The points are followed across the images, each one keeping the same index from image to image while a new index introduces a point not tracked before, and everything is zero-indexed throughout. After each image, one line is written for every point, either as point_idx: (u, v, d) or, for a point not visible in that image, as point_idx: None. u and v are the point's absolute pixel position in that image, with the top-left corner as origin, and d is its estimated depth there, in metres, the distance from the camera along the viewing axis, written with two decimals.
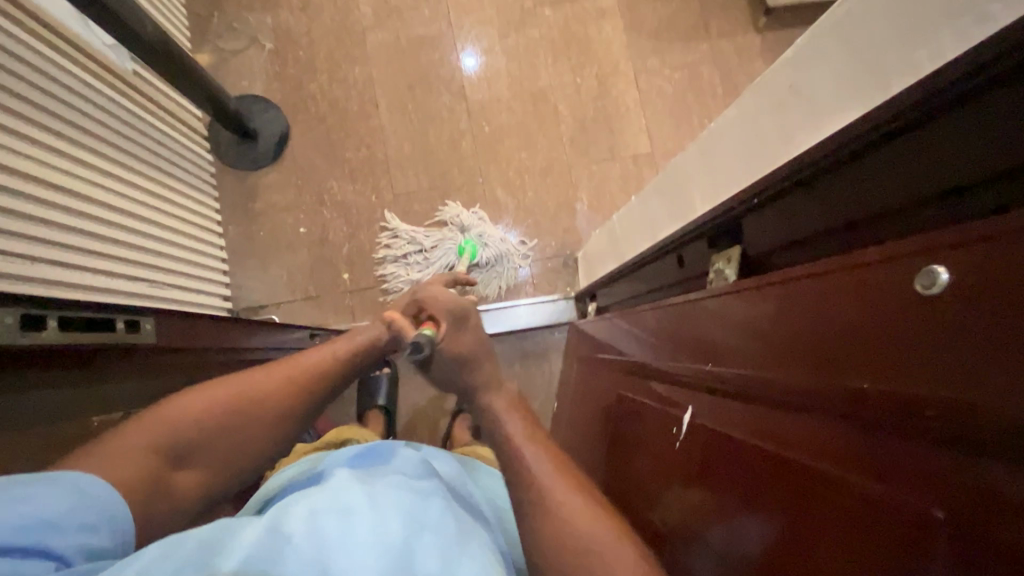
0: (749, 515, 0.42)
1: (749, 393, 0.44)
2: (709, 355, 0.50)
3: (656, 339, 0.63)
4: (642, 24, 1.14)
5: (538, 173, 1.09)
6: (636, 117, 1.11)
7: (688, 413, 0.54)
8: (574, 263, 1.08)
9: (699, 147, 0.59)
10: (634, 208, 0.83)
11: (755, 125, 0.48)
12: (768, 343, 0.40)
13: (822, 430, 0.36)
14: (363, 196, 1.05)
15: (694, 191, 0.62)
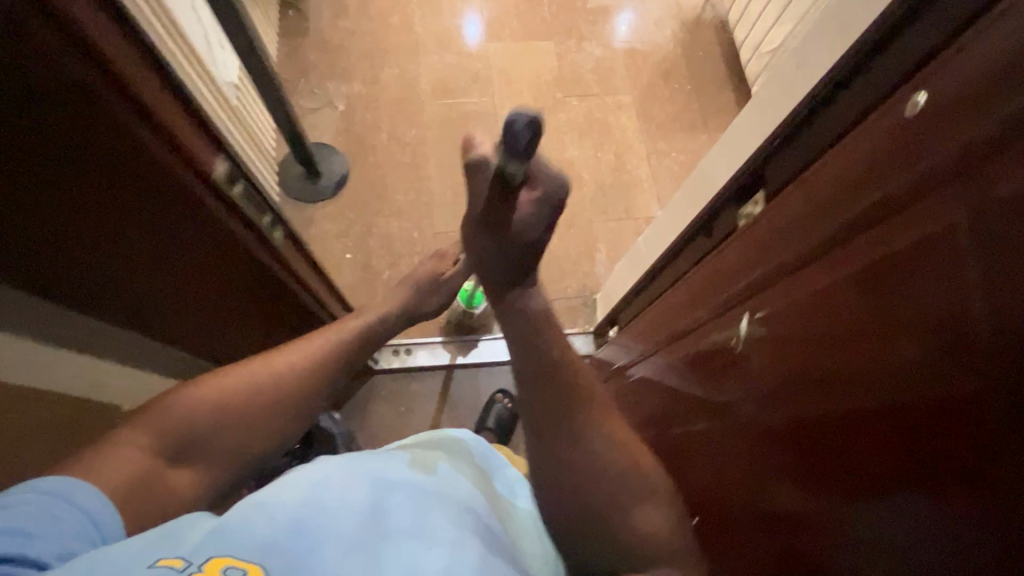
0: (801, 379, 0.43)
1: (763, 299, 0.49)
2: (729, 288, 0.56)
3: (680, 310, 0.67)
4: (653, 117, 1.40)
5: (563, 225, 1.27)
6: (648, 186, 1.32)
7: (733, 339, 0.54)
8: (591, 303, 1.22)
9: (698, 170, 0.68)
10: (637, 245, 0.93)
11: (751, 121, 0.56)
12: (788, 242, 0.47)
13: (828, 289, 0.41)
14: (407, 232, 1.23)
15: (690, 199, 0.70)
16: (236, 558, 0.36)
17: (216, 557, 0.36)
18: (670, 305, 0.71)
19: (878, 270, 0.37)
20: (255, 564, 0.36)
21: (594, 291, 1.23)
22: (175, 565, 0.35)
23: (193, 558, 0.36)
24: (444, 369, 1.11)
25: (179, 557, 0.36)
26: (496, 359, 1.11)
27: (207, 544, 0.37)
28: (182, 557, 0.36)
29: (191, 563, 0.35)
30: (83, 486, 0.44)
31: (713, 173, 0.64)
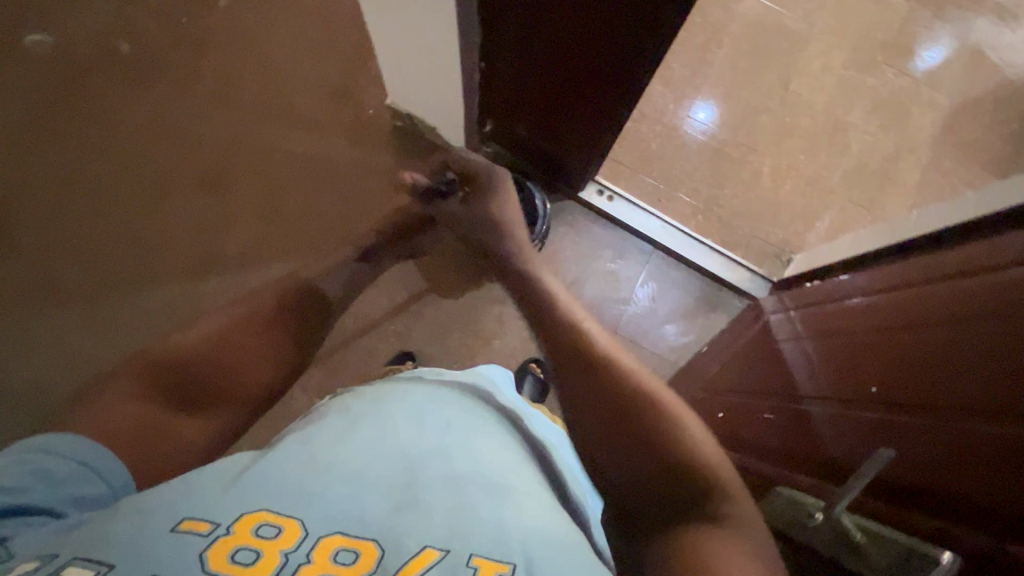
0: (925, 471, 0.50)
1: (946, 401, 0.50)
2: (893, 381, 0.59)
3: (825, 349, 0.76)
4: (957, 132, 1.24)
5: (803, 178, 1.21)
6: (908, 194, 1.20)
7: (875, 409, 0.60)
8: (786, 261, 1.16)
9: (902, 225, 0.87)
10: (832, 247, 1.06)
11: (948, 213, 0.75)
12: (958, 363, 0.51)
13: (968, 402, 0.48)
14: (663, 99, 1.24)
15: (878, 240, 0.89)
16: (268, 515, 0.40)
17: (246, 514, 0.39)
18: (809, 319, 0.88)
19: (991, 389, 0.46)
20: (292, 521, 0.39)
21: (794, 252, 1.16)
22: (199, 528, 0.38)
23: (218, 520, 0.39)
24: (628, 233, 1.16)
25: (204, 523, 0.38)
26: (675, 253, 1.15)
27: (229, 504, 0.40)
28: (208, 521, 0.38)
29: (217, 526, 0.38)
30: (75, 438, 0.48)
31: (912, 228, 0.82)
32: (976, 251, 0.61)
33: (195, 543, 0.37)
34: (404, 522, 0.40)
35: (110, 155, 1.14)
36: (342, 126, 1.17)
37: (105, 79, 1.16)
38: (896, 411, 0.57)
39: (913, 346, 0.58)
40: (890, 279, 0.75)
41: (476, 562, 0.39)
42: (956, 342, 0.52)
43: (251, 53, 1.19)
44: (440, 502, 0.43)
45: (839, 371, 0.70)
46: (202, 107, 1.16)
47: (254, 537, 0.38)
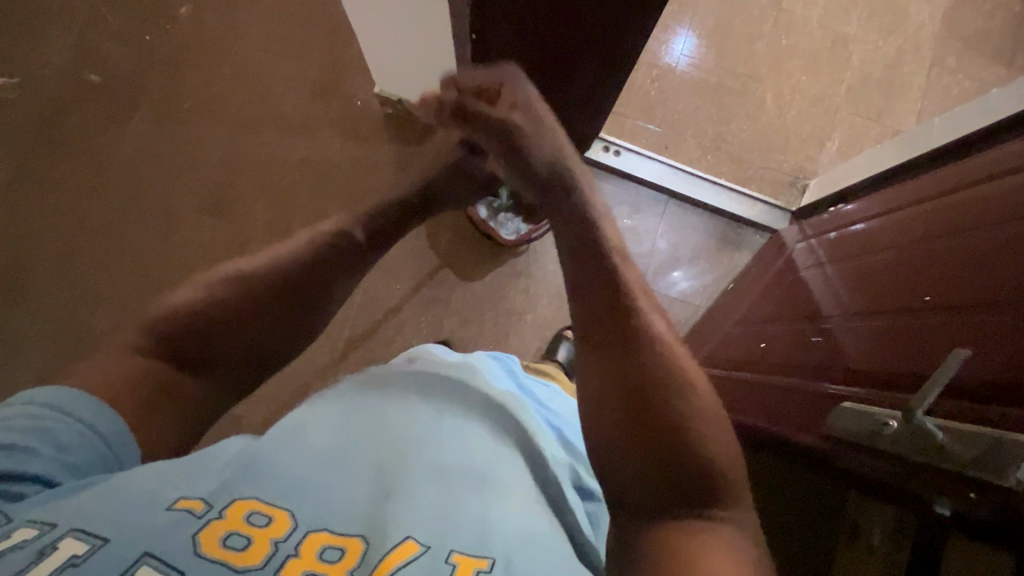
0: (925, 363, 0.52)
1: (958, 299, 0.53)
2: (902, 290, 0.62)
3: (847, 269, 0.77)
4: (958, 25, 1.20)
5: (808, 100, 1.18)
6: (915, 99, 1.17)
7: (882, 319, 0.62)
8: (801, 188, 1.15)
9: (905, 137, 0.90)
10: (835, 171, 1.07)
11: (959, 120, 0.79)
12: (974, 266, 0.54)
13: (980, 296, 0.51)
14: (655, 41, 1.20)
15: (887, 156, 0.91)
16: (258, 505, 0.43)
17: (237, 502, 0.43)
18: (827, 244, 0.89)
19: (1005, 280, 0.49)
20: (281, 513, 0.43)
21: (808, 177, 1.15)
22: (195, 508, 0.42)
23: (212, 504, 0.42)
24: (639, 185, 1.15)
25: (197, 502, 0.42)
26: (689, 197, 1.14)
27: (227, 491, 0.44)
28: (201, 501, 0.42)
29: (210, 509, 0.42)
30: (82, 396, 0.48)
31: (921, 139, 0.85)
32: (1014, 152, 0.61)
33: (189, 522, 0.41)
34: (397, 518, 0.44)
35: (104, 190, 1.10)
36: (334, 124, 1.13)
37: (81, 112, 1.11)
38: (919, 318, 0.57)
39: (950, 250, 0.58)
40: (922, 188, 0.74)
41: (455, 558, 0.43)
42: (976, 245, 0.55)
43: (228, 62, 1.14)
44: (427, 504, 0.47)
45: (851, 290, 0.72)
46: (189, 127, 1.13)
47: (245, 524, 0.41)
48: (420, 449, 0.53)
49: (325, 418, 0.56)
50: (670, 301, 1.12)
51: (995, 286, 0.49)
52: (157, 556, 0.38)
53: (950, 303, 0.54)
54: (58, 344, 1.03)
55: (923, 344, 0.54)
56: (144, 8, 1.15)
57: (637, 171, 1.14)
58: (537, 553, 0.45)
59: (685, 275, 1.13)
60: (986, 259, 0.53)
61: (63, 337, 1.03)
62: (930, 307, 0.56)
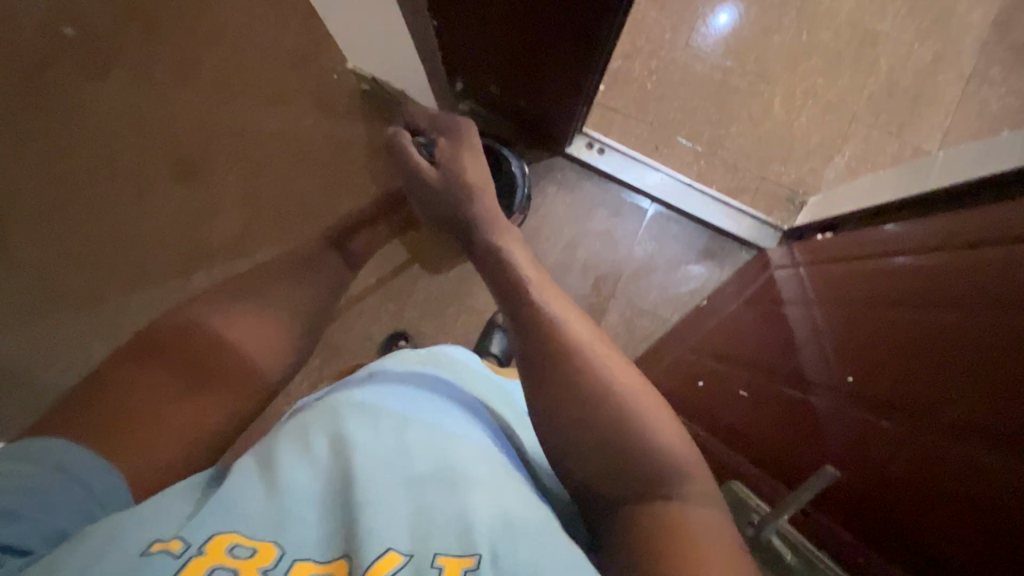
0: (909, 451, 0.45)
1: (930, 372, 0.45)
2: (868, 353, 0.55)
3: (813, 312, 0.71)
4: (1010, 32, 1.06)
5: (822, 106, 1.07)
6: (944, 114, 1.05)
7: (847, 385, 0.56)
8: (799, 203, 1.06)
9: (908, 169, 0.81)
10: (835, 192, 0.98)
11: (959, 161, 0.70)
12: (945, 335, 0.45)
13: (958, 373, 0.42)
14: (659, 28, 1.09)
15: (885, 187, 0.82)
16: (241, 536, 0.34)
17: (219, 534, 0.34)
18: (810, 277, 0.82)
19: (985, 361, 0.40)
20: (264, 544, 0.34)
21: (808, 194, 1.06)
22: (172, 548, 0.33)
23: (191, 539, 0.33)
24: (623, 189, 1.08)
25: (174, 541, 0.33)
26: (678, 206, 1.06)
27: (205, 520, 0.35)
28: (179, 539, 0.33)
29: (190, 546, 0.33)
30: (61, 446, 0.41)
31: (923, 175, 0.75)
32: (998, 217, 0.52)
33: (166, 568, 0.32)
34: (365, 525, 0.33)
35: (78, 147, 1.08)
36: (310, 96, 1.09)
37: (61, 66, 1.09)
38: (887, 422, 0.49)
39: (920, 330, 0.48)
40: (902, 239, 0.67)
41: (441, 562, 0.32)
42: (940, 310, 0.47)
43: (208, 23, 1.10)
44: (402, 502, 0.35)
45: (813, 342, 0.66)
46: (166, 88, 1.09)
47: (228, 559, 0.33)
48: (393, 432, 0.40)
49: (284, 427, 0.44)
50: (640, 312, 1.07)
51: (968, 411, 0.41)
52: None
53: (918, 380, 0.46)
54: (26, 299, 1.03)
55: (893, 428, 0.48)
56: None
57: (627, 174, 1.06)
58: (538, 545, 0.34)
59: (660, 287, 1.07)
60: (953, 361, 0.43)
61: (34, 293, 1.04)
62: (903, 379, 0.48)
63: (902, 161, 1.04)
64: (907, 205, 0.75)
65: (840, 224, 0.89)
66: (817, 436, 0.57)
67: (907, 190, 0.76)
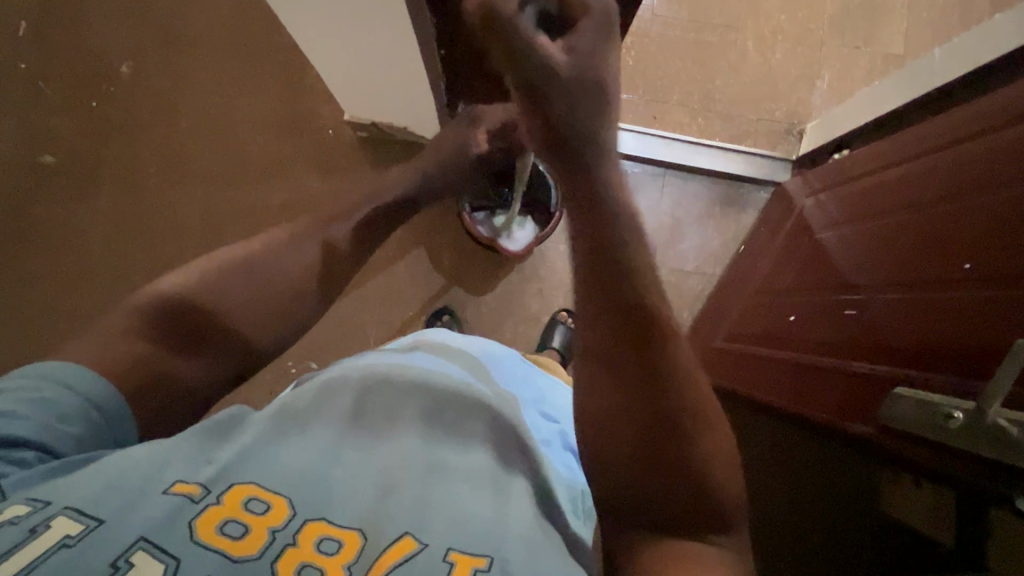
0: (979, 297, 0.52)
1: (991, 232, 0.53)
2: (926, 242, 0.62)
3: (861, 223, 0.77)
4: None
5: (792, 38, 1.13)
6: (899, 18, 1.12)
7: (911, 275, 0.62)
8: (797, 133, 1.11)
9: (894, 76, 0.88)
10: (823, 117, 1.06)
11: (948, 54, 0.78)
12: (997, 202, 0.54)
13: (1015, 220, 0.51)
14: None
15: (878, 96, 0.89)
16: (256, 490, 0.37)
17: (236, 487, 0.37)
18: (835, 197, 0.88)
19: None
20: (277, 499, 0.37)
21: (804, 121, 1.11)
22: (192, 494, 0.36)
23: (210, 488, 0.37)
24: (632, 163, 1.12)
25: (193, 486, 0.37)
26: (688, 165, 1.10)
27: (227, 473, 0.38)
28: (198, 485, 0.37)
29: (208, 493, 0.37)
30: (79, 368, 0.44)
31: (913, 78, 0.83)
32: (996, 102, 0.61)
33: (186, 509, 0.35)
34: (389, 515, 0.38)
35: (85, 272, 1.04)
36: (309, 158, 1.08)
37: (46, 198, 1.05)
38: (939, 296, 0.57)
39: (945, 221, 0.60)
40: (922, 135, 0.73)
41: (453, 557, 0.36)
42: (989, 183, 0.56)
43: (184, 114, 1.08)
44: (427, 494, 0.40)
45: (873, 248, 0.71)
46: (161, 189, 1.07)
47: (243, 511, 0.36)
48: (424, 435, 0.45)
49: (319, 396, 0.49)
50: (683, 275, 1.10)
51: (1010, 258, 0.50)
52: (156, 544, 0.33)
53: (982, 242, 0.54)
54: None
55: (961, 290, 0.54)
56: (81, 72, 1.07)
57: (633, 147, 1.10)
58: (544, 551, 0.38)
59: (695, 247, 1.11)
60: (975, 232, 0.55)
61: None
62: (963, 248, 0.56)
63: (877, 71, 1.11)
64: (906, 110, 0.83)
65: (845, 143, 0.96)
66: (881, 326, 0.64)
67: (905, 93, 0.84)
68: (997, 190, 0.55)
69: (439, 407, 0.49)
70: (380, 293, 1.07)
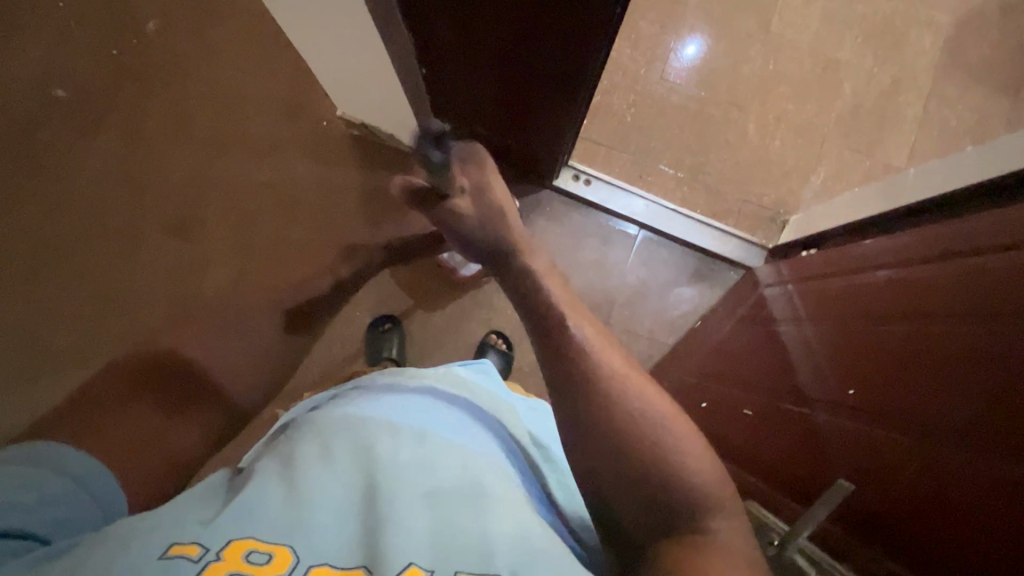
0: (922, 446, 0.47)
1: (937, 373, 0.47)
2: (875, 364, 0.56)
3: (809, 328, 0.72)
4: (961, 54, 1.13)
5: (794, 129, 1.12)
6: (908, 132, 1.11)
7: (862, 396, 0.56)
8: (781, 223, 1.10)
9: (885, 184, 0.84)
10: (816, 210, 1.01)
11: (933, 175, 0.73)
12: (948, 341, 0.48)
13: (958, 371, 0.45)
14: (635, 63, 1.15)
15: (865, 203, 0.85)
16: (256, 540, 0.34)
17: (235, 540, 0.34)
18: (793, 291, 0.84)
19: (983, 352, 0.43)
20: (278, 548, 0.34)
21: (790, 213, 1.10)
22: (190, 553, 0.33)
23: (209, 543, 0.34)
24: (610, 217, 1.11)
25: (192, 545, 0.34)
26: (665, 231, 1.09)
27: (223, 525, 0.35)
28: (197, 543, 0.34)
29: (208, 551, 0.34)
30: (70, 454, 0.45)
31: (898, 191, 0.78)
32: (960, 235, 0.55)
33: (186, 571, 0.32)
34: (387, 545, 0.34)
35: (70, 205, 1.09)
36: (300, 143, 1.11)
37: (50, 129, 1.11)
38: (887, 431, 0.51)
39: (894, 348, 0.54)
40: (886, 250, 0.67)
41: None
42: (937, 319, 0.50)
43: (195, 80, 1.12)
44: (420, 518, 0.36)
45: (819, 358, 0.66)
46: (158, 143, 1.11)
47: (245, 564, 0.33)
48: (412, 449, 0.41)
49: (300, 424, 0.44)
50: (636, 337, 1.08)
51: (946, 414, 0.45)
52: None
53: (929, 384, 0.48)
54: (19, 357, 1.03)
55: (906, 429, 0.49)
56: (113, 22, 1.13)
57: (613, 200, 1.10)
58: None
59: (654, 312, 1.09)
60: (960, 385, 0.44)
61: (23, 352, 1.04)
62: (910, 384, 0.50)
63: (874, 178, 1.09)
64: (879, 222, 0.78)
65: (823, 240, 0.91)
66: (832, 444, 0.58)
67: (885, 206, 0.79)
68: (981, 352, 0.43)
69: (422, 420, 0.44)
70: None
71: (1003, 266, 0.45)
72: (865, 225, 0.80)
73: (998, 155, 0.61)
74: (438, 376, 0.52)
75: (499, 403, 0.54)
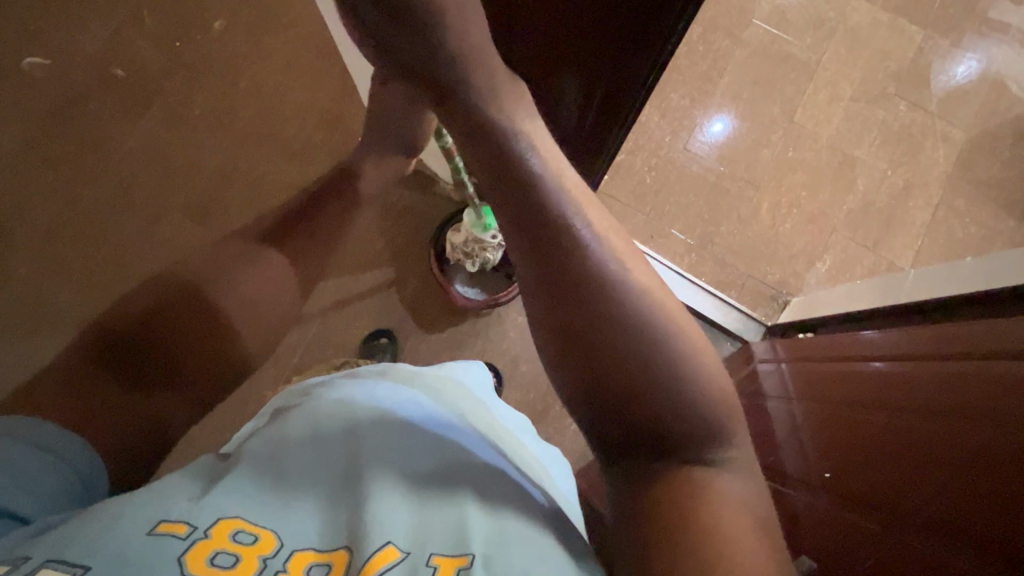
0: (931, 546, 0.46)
1: (943, 469, 0.47)
2: (881, 446, 0.55)
3: (807, 405, 0.72)
4: (973, 171, 1.17)
5: (805, 215, 1.16)
6: (914, 235, 1.14)
7: (867, 479, 0.56)
8: (782, 303, 1.12)
9: (889, 280, 0.85)
10: (819, 295, 1.02)
11: (938, 279, 0.74)
12: (954, 438, 0.47)
13: (966, 472, 0.44)
14: (661, 130, 1.20)
15: (868, 296, 0.86)
16: (246, 522, 0.35)
17: (224, 519, 0.34)
18: (791, 365, 0.84)
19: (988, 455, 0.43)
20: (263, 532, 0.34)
21: (792, 294, 1.12)
22: (178, 531, 0.33)
23: (197, 522, 0.34)
24: None
25: (180, 523, 0.33)
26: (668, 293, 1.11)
27: (211, 506, 0.35)
28: (185, 521, 0.33)
29: (196, 529, 0.33)
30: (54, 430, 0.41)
31: (902, 288, 0.79)
32: (961, 332, 0.55)
33: (173, 549, 0.32)
34: (364, 537, 0.34)
35: (102, 176, 1.13)
36: (332, 153, 1.15)
37: (98, 101, 1.16)
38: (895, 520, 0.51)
39: (897, 435, 0.53)
40: (883, 339, 0.67)
41: (436, 561, 0.34)
42: (936, 410, 0.50)
43: (246, 79, 1.18)
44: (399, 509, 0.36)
45: (822, 436, 0.65)
46: (198, 131, 1.16)
47: (231, 543, 0.33)
48: (397, 444, 0.41)
49: (290, 415, 0.45)
50: None
51: (954, 519, 0.44)
52: None
53: (937, 479, 0.47)
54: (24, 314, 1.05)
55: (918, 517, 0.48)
56: (180, 16, 1.20)
57: None
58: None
59: None
60: (958, 495, 0.45)
61: (24, 308, 1.06)
62: (915, 477, 0.50)
63: (877, 274, 1.12)
64: (881, 313, 0.78)
65: (824, 323, 0.92)
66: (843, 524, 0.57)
67: (886, 301, 0.80)
68: (980, 465, 0.43)
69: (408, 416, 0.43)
70: (338, 294, 1.10)
71: (1003, 366, 0.45)
72: (867, 314, 0.81)
73: (1004, 270, 0.62)
74: (429, 377, 0.52)
75: (492, 410, 0.54)
